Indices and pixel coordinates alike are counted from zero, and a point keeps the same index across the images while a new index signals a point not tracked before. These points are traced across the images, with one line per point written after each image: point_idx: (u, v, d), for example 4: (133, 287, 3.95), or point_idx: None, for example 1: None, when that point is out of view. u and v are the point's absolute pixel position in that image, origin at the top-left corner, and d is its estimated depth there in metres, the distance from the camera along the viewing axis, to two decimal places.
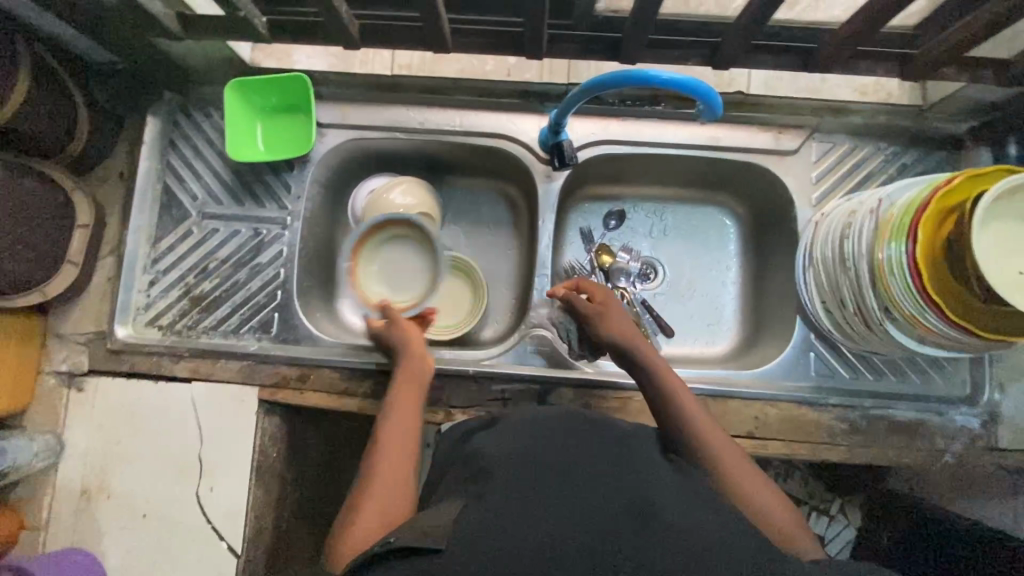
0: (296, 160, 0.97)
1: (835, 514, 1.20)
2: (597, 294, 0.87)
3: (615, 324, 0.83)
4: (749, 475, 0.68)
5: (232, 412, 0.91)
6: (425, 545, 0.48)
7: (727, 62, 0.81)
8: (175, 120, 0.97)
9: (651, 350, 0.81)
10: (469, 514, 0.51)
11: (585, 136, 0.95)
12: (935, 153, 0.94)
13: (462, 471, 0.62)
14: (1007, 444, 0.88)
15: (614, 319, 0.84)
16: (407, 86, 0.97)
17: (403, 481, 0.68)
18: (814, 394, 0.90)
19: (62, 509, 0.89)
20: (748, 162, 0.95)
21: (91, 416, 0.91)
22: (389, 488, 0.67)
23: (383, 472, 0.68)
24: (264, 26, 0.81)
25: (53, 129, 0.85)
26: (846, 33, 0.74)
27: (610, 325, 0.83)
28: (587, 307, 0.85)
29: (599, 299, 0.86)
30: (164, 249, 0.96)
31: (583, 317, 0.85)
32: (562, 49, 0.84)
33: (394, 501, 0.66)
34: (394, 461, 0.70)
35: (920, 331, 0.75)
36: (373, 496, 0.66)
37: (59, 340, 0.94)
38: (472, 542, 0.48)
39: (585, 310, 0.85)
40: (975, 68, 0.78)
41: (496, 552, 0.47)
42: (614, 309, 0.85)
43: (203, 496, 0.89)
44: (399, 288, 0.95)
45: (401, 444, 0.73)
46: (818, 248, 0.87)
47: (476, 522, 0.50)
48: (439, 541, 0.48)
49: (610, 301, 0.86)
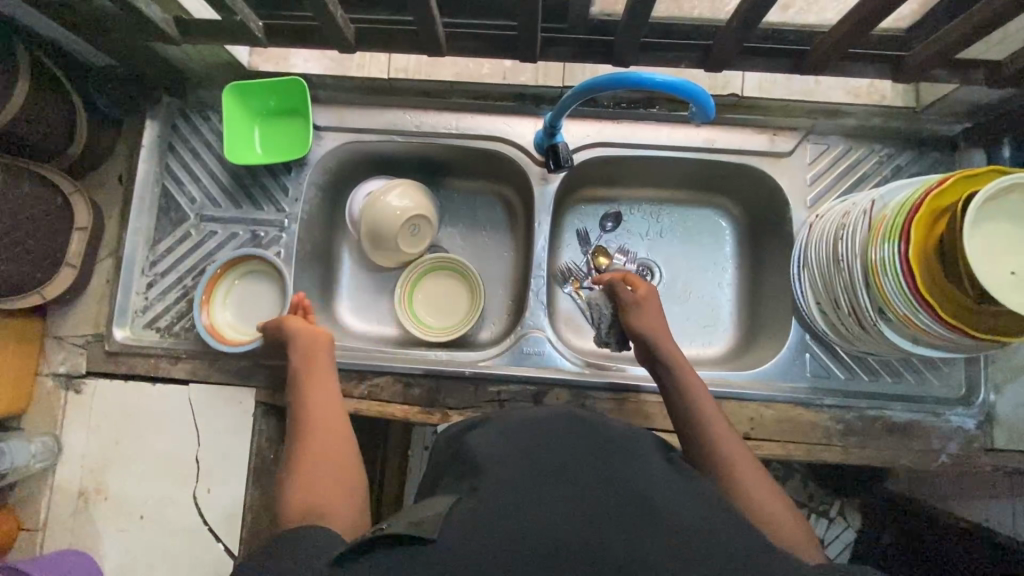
0: (293, 163, 0.97)
1: (835, 516, 1.18)
2: (642, 287, 0.88)
3: (653, 318, 0.85)
4: (748, 470, 0.69)
5: (229, 413, 0.91)
6: (418, 534, 0.48)
7: (720, 65, 0.82)
8: (173, 123, 0.98)
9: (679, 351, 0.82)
10: (462, 510, 0.51)
11: (580, 138, 0.96)
12: (929, 154, 0.94)
13: (456, 469, 0.62)
14: (1003, 445, 0.88)
15: (653, 312, 0.86)
16: (404, 89, 0.97)
17: (344, 462, 0.71)
18: (810, 395, 0.91)
19: (59, 511, 0.90)
20: (743, 164, 0.96)
21: (89, 418, 0.92)
22: (329, 479, 0.67)
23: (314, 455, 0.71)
24: (260, 30, 0.82)
25: (51, 132, 0.85)
26: (837, 36, 0.74)
27: (648, 318, 0.85)
28: (630, 299, 0.87)
29: (642, 292, 0.87)
30: (162, 251, 0.97)
31: (623, 305, 0.87)
32: (556, 52, 0.85)
33: (337, 484, 0.67)
34: (321, 453, 0.71)
35: (913, 331, 0.75)
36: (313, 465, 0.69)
37: (57, 342, 0.94)
38: (463, 541, 0.48)
39: (627, 299, 0.87)
40: (966, 70, 0.78)
41: (487, 548, 0.47)
42: (654, 306, 0.86)
43: (200, 498, 0.89)
44: (258, 318, 0.97)
45: (328, 434, 0.74)
46: (813, 249, 0.87)
47: (468, 518, 0.50)
48: (433, 531, 0.48)
49: (653, 296, 0.87)
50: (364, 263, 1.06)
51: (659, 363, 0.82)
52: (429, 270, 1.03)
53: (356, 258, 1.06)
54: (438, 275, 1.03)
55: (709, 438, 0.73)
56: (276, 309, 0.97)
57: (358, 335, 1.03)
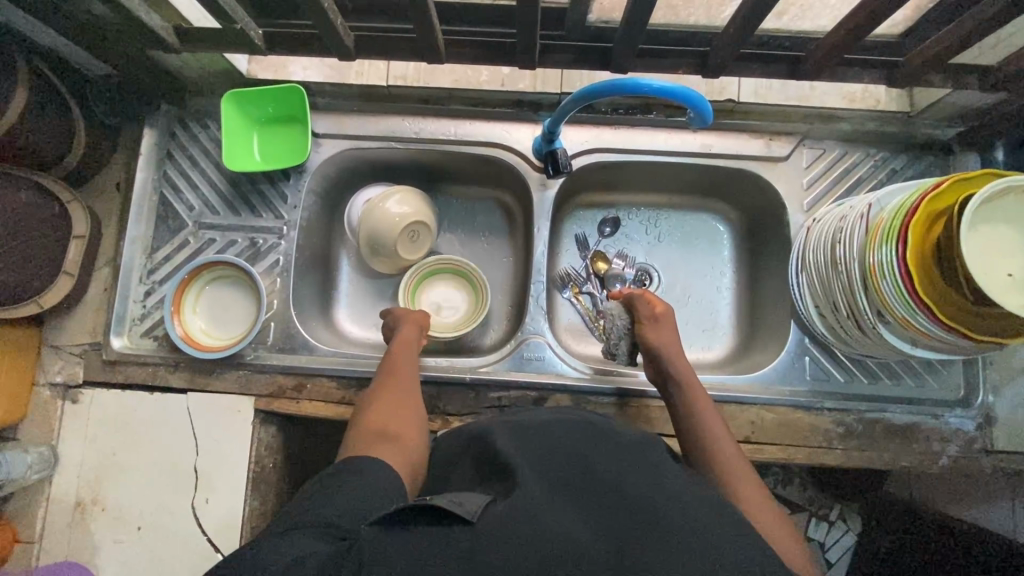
0: (292, 171, 0.97)
1: (836, 519, 1.15)
2: (659, 306, 0.89)
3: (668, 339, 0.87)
4: (745, 480, 0.69)
5: (228, 422, 0.90)
6: (459, 515, 0.49)
7: (717, 70, 0.82)
8: (172, 131, 0.98)
9: (692, 373, 0.82)
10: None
11: (578, 144, 0.96)
12: (923, 158, 0.95)
13: (479, 473, 0.62)
14: (1002, 447, 0.88)
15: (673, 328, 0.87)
16: (402, 96, 0.98)
17: (400, 422, 0.74)
18: (809, 398, 0.91)
19: (55, 523, 0.89)
20: (740, 169, 0.96)
21: (85, 427, 0.91)
22: (391, 427, 0.73)
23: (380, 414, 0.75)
24: (260, 38, 0.82)
25: (50, 141, 0.85)
26: (833, 42, 0.75)
27: (660, 333, 0.86)
28: (647, 312, 0.89)
29: (660, 310, 0.88)
30: (160, 259, 0.97)
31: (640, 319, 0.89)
32: (556, 59, 0.85)
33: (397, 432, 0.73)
34: (390, 413, 0.76)
35: (912, 334, 0.75)
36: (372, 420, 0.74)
37: (54, 352, 0.94)
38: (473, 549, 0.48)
39: (642, 313, 0.89)
40: (959, 74, 0.79)
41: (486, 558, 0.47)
42: (671, 324, 0.87)
43: (198, 508, 0.88)
44: (233, 324, 0.96)
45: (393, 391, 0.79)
46: (811, 253, 0.88)
47: (486, 517, 0.49)
48: (473, 514, 0.49)
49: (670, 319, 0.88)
50: (362, 271, 1.06)
51: (669, 380, 0.83)
52: (422, 279, 1.02)
53: (354, 265, 1.06)
54: (439, 277, 1.03)
55: (701, 436, 0.75)
56: (248, 314, 0.97)
57: (357, 342, 1.02)
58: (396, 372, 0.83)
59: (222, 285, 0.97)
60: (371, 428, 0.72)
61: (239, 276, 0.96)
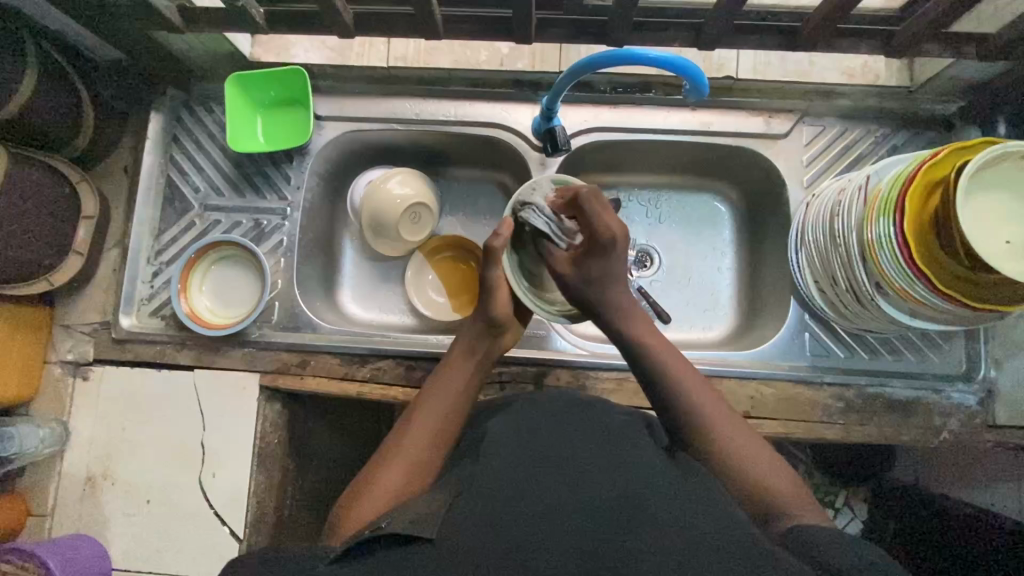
0: (295, 152, 0.99)
1: (842, 505, 1.16)
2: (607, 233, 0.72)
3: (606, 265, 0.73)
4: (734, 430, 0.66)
5: (234, 398, 0.92)
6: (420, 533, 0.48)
7: (712, 42, 0.83)
8: (177, 116, 1.00)
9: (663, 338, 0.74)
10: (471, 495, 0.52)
11: (577, 123, 0.97)
12: (924, 133, 0.95)
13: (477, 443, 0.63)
14: (1005, 421, 0.88)
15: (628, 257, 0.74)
16: (403, 77, 0.99)
17: (414, 473, 0.64)
18: (809, 373, 0.91)
19: (67, 496, 0.91)
20: (739, 146, 0.96)
21: (95, 403, 0.93)
22: (403, 480, 0.64)
23: (400, 457, 0.66)
24: (261, 16, 0.84)
25: (58, 125, 0.87)
26: (826, 12, 0.75)
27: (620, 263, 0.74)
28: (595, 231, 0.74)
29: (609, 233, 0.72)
30: (167, 240, 0.99)
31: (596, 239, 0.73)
32: (552, 34, 0.86)
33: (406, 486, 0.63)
34: (411, 457, 0.66)
35: (912, 304, 0.75)
36: (387, 467, 0.65)
37: (66, 330, 0.96)
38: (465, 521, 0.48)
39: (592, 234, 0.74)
40: (957, 43, 0.79)
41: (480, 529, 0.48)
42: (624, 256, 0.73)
43: (205, 482, 0.90)
44: (236, 304, 0.98)
45: (429, 427, 0.68)
46: (810, 229, 0.88)
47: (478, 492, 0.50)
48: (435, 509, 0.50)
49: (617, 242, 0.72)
50: (365, 253, 1.07)
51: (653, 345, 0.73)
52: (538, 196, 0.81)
53: (358, 248, 1.07)
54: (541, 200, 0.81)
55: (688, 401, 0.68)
56: (251, 294, 0.98)
57: (359, 322, 1.04)
58: (437, 398, 0.71)
59: (229, 266, 0.98)
60: (382, 481, 0.63)
61: (245, 257, 0.97)
